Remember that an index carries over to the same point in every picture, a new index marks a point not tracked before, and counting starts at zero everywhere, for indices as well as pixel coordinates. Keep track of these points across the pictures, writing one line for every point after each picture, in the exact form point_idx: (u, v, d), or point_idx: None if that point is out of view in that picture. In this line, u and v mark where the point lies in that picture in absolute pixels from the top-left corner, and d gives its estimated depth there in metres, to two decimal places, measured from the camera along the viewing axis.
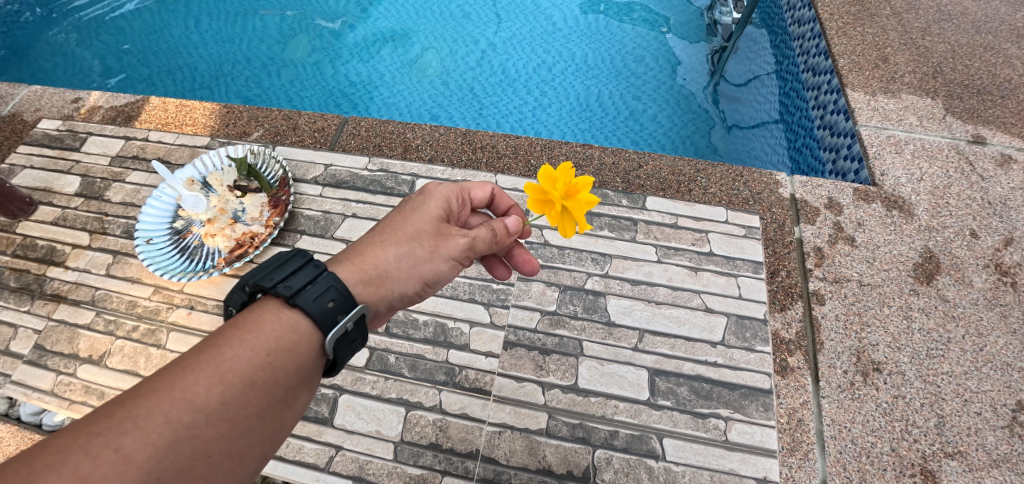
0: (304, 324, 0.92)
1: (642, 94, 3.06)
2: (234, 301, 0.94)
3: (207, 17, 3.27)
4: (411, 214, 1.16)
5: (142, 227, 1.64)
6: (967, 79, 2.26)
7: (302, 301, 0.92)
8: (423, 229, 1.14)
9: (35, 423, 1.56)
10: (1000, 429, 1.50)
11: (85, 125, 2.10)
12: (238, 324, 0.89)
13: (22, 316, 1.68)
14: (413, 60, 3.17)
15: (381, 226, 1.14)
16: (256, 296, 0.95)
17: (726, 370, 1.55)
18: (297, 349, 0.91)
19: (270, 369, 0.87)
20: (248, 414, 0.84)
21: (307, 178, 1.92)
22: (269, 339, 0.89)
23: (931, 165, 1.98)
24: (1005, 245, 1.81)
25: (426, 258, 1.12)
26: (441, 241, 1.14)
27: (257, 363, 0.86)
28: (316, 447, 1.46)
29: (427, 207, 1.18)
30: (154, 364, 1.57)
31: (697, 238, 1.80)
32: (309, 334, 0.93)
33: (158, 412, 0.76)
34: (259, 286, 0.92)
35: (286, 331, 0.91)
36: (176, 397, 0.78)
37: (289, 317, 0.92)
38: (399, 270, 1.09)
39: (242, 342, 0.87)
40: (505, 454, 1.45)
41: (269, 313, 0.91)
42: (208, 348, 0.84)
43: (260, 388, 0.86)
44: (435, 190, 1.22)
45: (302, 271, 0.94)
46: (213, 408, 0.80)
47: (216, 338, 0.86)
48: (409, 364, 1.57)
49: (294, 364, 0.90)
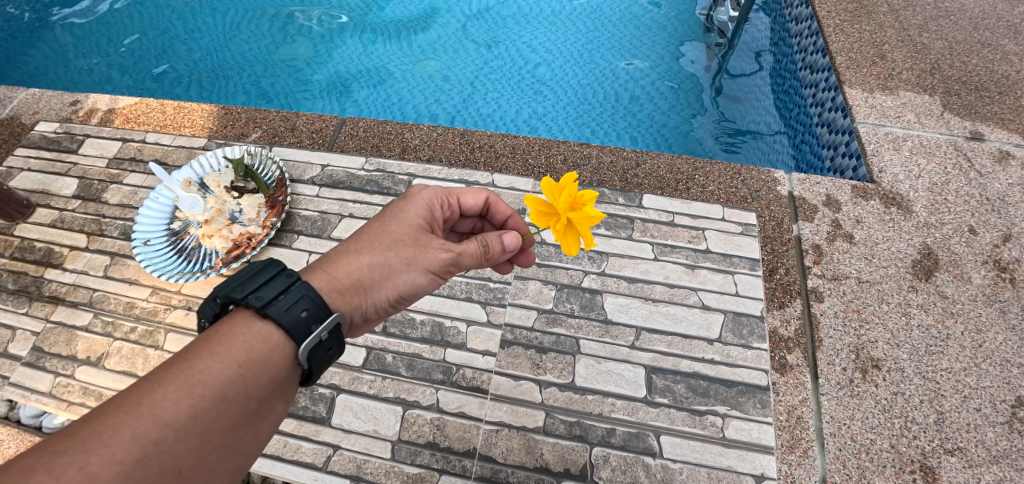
0: (277, 335, 0.93)
1: (640, 92, 3.06)
2: (205, 314, 0.94)
3: (206, 18, 3.27)
4: (389, 222, 1.16)
5: (139, 228, 1.64)
6: (964, 76, 2.25)
7: (274, 311, 0.92)
8: (401, 238, 1.14)
9: (34, 426, 1.56)
10: (1000, 425, 1.50)
11: (82, 127, 2.10)
12: (207, 337, 0.89)
13: (20, 318, 1.68)
14: (411, 61, 3.17)
15: (359, 234, 1.15)
16: (228, 308, 0.95)
17: (723, 367, 1.56)
18: (270, 360, 0.91)
19: (243, 381, 0.87)
20: (219, 427, 0.84)
21: (304, 179, 1.93)
22: (241, 351, 0.89)
23: (929, 162, 1.98)
24: (1003, 242, 1.81)
25: (402, 269, 1.12)
26: (418, 252, 1.14)
27: (229, 375, 0.86)
28: (313, 447, 1.46)
29: (408, 215, 1.18)
30: (152, 365, 1.57)
31: (693, 236, 1.80)
32: (282, 344, 0.93)
33: (124, 428, 0.76)
34: (230, 297, 0.92)
35: (258, 342, 0.91)
36: (143, 413, 0.78)
37: (261, 329, 0.92)
38: (372, 279, 1.10)
39: (212, 355, 0.87)
40: (502, 452, 1.45)
41: (241, 325, 0.92)
42: (176, 362, 0.84)
43: (232, 400, 0.85)
44: (420, 196, 1.22)
45: (274, 280, 0.95)
46: (182, 423, 0.80)
47: (185, 352, 0.86)
48: (406, 363, 1.57)
49: (268, 374, 0.90)
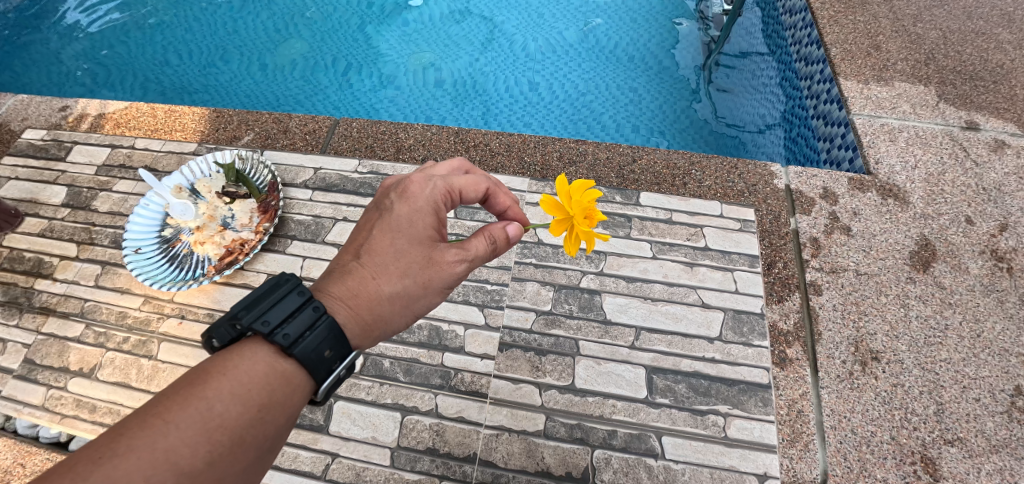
0: (299, 376, 0.92)
1: (633, 88, 3.03)
2: (219, 336, 0.90)
3: (197, 19, 3.23)
4: (398, 240, 1.11)
5: (130, 236, 1.61)
6: (958, 65, 2.24)
7: (300, 351, 0.91)
8: (414, 259, 1.10)
9: (31, 436, 1.54)
10: (999, 415, 1.50)
11: (70, 134, 2.07)
12: (228, 373, 0.87)
13: (10, 330, 1.66)
14: (403, 59, 3.15)
15: (368, 257, 1.10)
16: (247, 335, 0.92)
17: (724, 366, 1.55)
18: (289, 403, 0.90)
19: (261, 425, 0.86)
20: (235, 471, 0.83)
21: (296, 183, 1.90)
22: (262, 392, 0.88)
23: (925, 152, 1.97)
24: (1000, 231, 1.80)
25: (422, 293, 1.10)
26: (434, 272, 1.11)
27: (249, 419, 0.85)
28: (311, 455, 1.45)
29: (416, 229, 1.12)
30: (145, 375, 1.55)
31: (691, 233, 1.78)
32: (302, 385, 0.92)
33: (139, 476, 0.74)
34: (255, 330, 0.90)
35: (280, 383, 0.90)
36: (159, 459, 0.76)
37: (284, 367, 0.91)
38: (393, 309, 1.08)
39: (233, 396, 0.85)
40: (502, 457, 1.44)
41: (264, 363, 0.90)
42: (194, 401, 0.82)
43: (250, 444, 0.85)
44: (421, 200, 1.14)
45: (300, 317, 0.93)
46: (198, 470, 0.79)
47: (203, 390, 0.83)
48: (403, 368, 1.56)
49: (287, 416, 0.89)
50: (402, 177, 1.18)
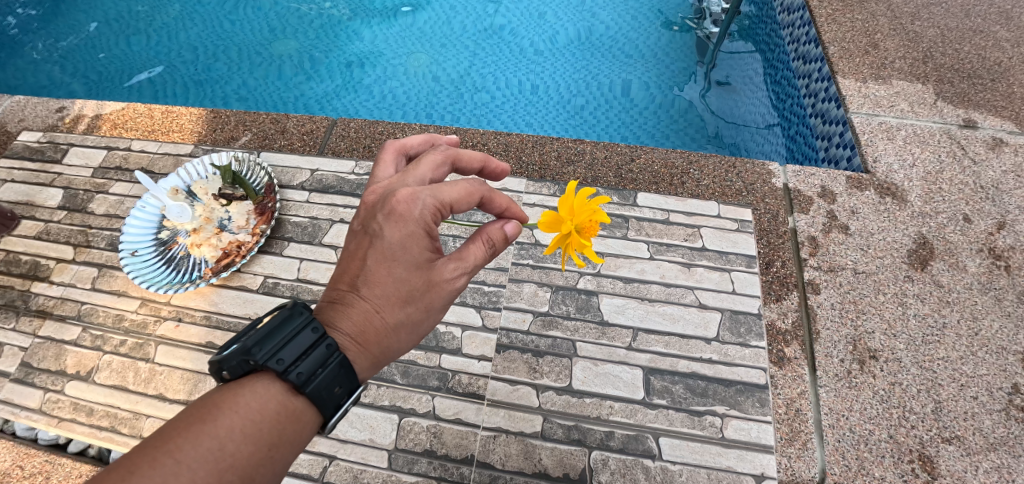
0: (309, 413, 0.94)
1: (628, 86, 3.03)
2: (231, 369, 0.91)
3: (194, 18, 3.23)
4: (395, 269, 1.07)
5: (126, 239, 1.60)
6: (956, 63, 2.24)
7: (312, 390, 0.93)
8: (414, 287, 1.08)
9: (30, 438, 1.55)
10: (997, 413, 1.50)
11: (66, 136, 2.07)
12: (240, 410, 0.88)
13: (7, 333, 1.65)
14: (400, 57, 3.14)
15: (367, 290, 1.06)
16: (258, 370, 0.93)
17: (722, 366, 1.55)
18: (298, 440, 0.92)
19: (270, 463, 0.88)
20: None
21: (293, 184, 1.90)
22: (273, 430, 0.89)
23: (923, 150, 1.97)
24: (998, 229, 1.80)
25: (427, 316, 1.10)
26: (436, 295, 1.09)
27: (258, 459, 0.87)
28: (310, 458, 1.45)
29: (412, 255, 1.08)
30: (143, 378, 1.55)
31: (688, 234, 1.78)
32: (312, 422, 0.94)
33: None
34: (269, 367, 0.91)
35: (290, 421, 0.92)
36: None
37: (295, 405, 0.93)
38: (400, 336, 1.08)
39: (244, 434, 0.86)
40: (500, 459, 1.44)
41: (276, 400, 0.92)
42: (207, 440, 0.84)
43: (258, 482, 0.87)
44: (412, 223, 1.08)
45: (313, 354, 0.94)
46: None
47: (216, 428, 0.85)
48: (401, 370, 1.56)
49: (295, 453, 0.92)
50: (387, 194, 1.10)
